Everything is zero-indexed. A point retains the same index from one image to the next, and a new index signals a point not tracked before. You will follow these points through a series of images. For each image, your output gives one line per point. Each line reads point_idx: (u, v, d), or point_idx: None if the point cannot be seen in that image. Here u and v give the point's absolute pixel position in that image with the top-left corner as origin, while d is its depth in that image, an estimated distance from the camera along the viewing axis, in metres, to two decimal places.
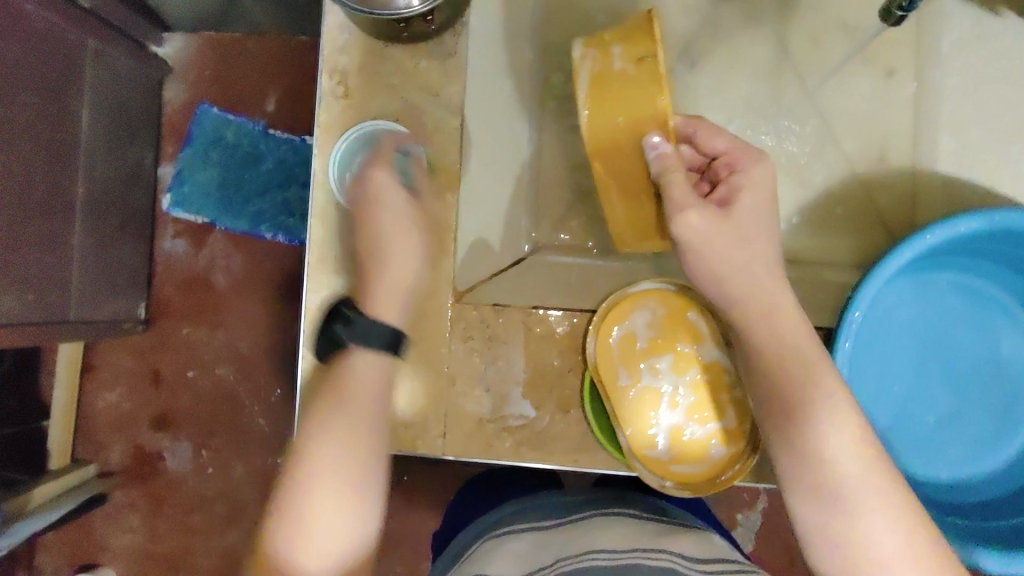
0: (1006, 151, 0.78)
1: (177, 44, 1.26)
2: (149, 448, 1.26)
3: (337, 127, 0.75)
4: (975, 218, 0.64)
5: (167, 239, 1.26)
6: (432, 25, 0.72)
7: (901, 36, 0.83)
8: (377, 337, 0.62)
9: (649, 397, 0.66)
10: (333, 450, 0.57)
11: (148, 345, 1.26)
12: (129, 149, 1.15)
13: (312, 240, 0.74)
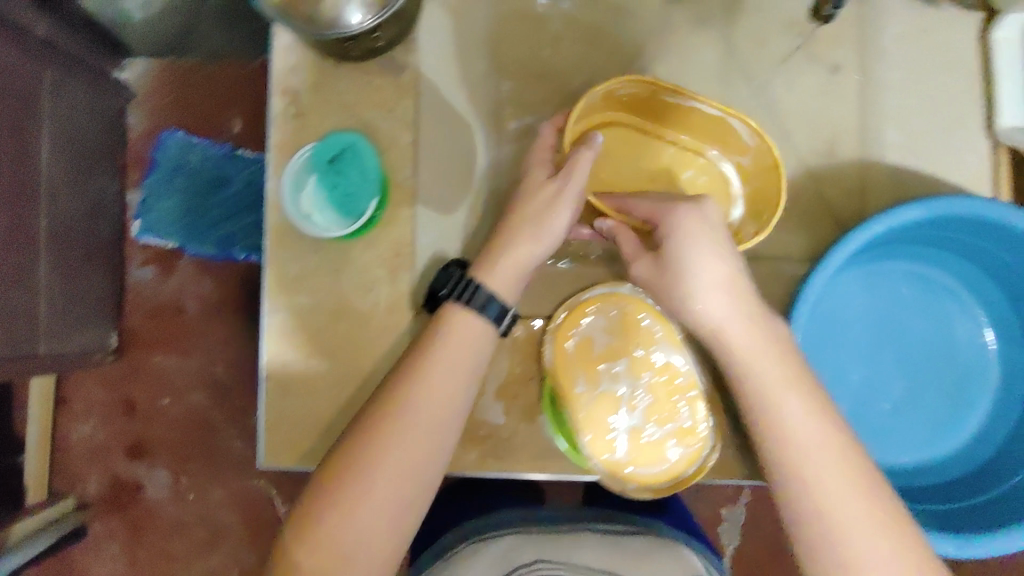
0: (948, 140, 0.79)
1: (139, 69, 1.25)
2: (126, 478, 1.24)
3: (291, 147, 0.75)
4: (912, 208, 0.65)
5: (136, 267, 1.25)
6: (379, 41, 0.72)
7: (842, 32, 0.84)
8: (482, 302, 0.62)
9: (605, 401, 0.67)
10: (380, 488, 0.56)
11: (121, 374, 1.25)
12: (93, 181, 1.14)
13: (270, 261, 0.74)
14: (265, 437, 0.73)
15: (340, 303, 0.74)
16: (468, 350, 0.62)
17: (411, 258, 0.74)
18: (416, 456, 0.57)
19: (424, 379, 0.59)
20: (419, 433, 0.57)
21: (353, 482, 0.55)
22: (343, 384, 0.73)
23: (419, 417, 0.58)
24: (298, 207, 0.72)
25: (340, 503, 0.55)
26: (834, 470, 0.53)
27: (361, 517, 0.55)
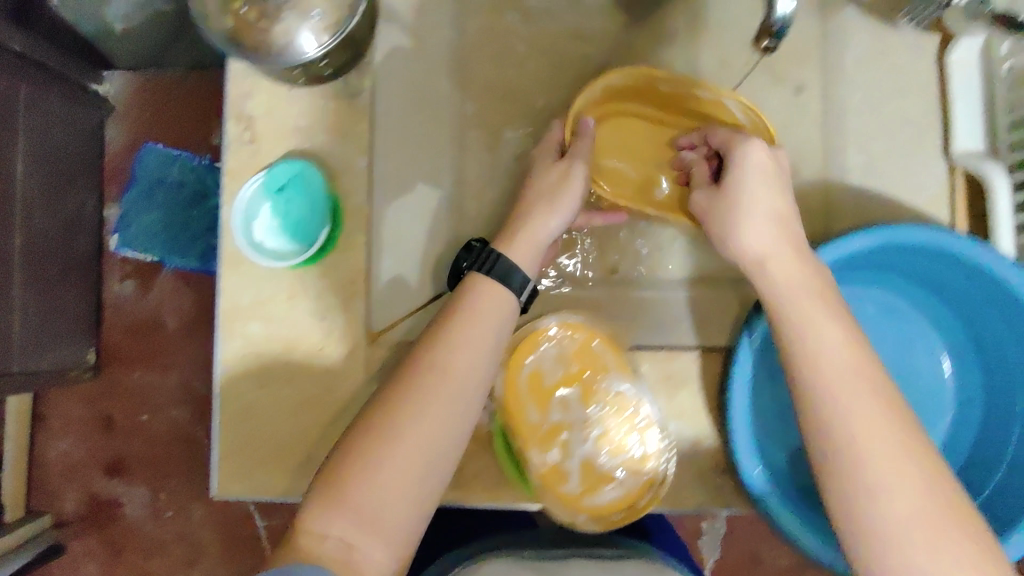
0: (909, 162, 0.77)
1: (117, 83, 1.25)
2: (105, 495, 1.23)
3: (246, 173, 0.74)
4: (861, 237, 0.63)
5: (116, 282, 1.25)
6: (327, 67, 0.73)
7: (801, 50, 0.82)
8: (507, 270, 0.63)
9: (558, 431, 0.67)
10: (406, 451, 0.53)
11: (100, 391, 1.25)
12: (69, 197, 1.14)
13: (224, 288, 0.73)
14: (224, 464, 0.72)
15: (294, 330, 0.73)
16: (495, 320, 0.60)
17: (364, 284, 0.74)
18: (440, 421, 0.55)
19: (450, 345, 0.58)
20: (449, 391, 0.56)
21: (392, 424, 0.54)
22: (301, 411, 0.73)
23: (446, 383, 0.56)
24: (250, 236, 0.72)
25: (365, 464, 0.52)
26: (866, 403, 0.52)
27: (384, 481, 0.52)
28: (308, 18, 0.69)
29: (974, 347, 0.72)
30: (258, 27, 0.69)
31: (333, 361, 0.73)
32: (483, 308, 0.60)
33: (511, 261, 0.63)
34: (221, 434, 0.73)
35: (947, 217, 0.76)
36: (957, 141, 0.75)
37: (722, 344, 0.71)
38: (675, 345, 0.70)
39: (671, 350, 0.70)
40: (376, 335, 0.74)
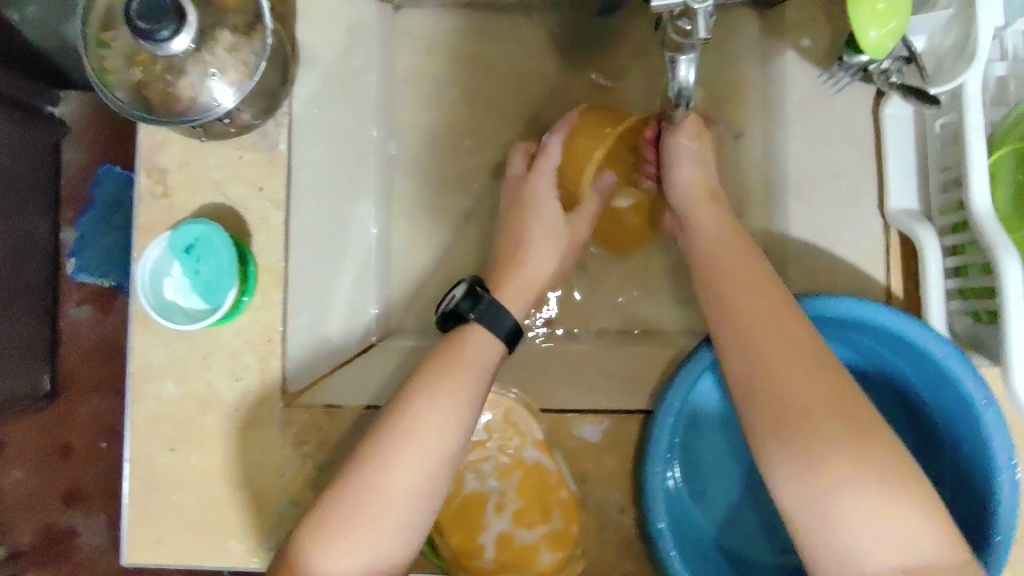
0: (846, 216, 0.72)
1: (74, 106, 1.21)
2: (61, 525, 1.20)
3: (160, 227, 0.71)
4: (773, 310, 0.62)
5: (72, 306, 1.21)
6: (229, 125, 0.70)
7: (741, 95, 0.82)
8: (499, 317, 0.61)
9: (473, 504, 0.67)
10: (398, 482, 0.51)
11: (54, 420, 1.21)
12: (21, 220, 1.09)
13: (134, 347, 0.70)
14: (140, 527, 0.69)
15: (209, 392, 0.70)
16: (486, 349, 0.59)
17: (281, 342, 0.70)
18: (430, 451, 0.53)
19: (437, 376, 0.56)
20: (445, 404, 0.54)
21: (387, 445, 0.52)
22: (218, 473, 0.69)
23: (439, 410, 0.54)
24: (159, 295, 0.69)
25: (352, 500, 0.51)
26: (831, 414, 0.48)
27: (375, 521, 0.50)
28: (211, 73, 0.65)
29: (901, 414, 0.69)
30: (160, 79, 0.65)
31: (250, 421, 0.70)
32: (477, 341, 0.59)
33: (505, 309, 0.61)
34: (135, 497, 0.69)
35: (885, 279, 0.70)
36: (891, 198, 0.69)
37: (642, 408, 0.66)
38: (607, 409, 0.66)
39: (597, 414, 0.66)
40: (290, 399, 0.70)
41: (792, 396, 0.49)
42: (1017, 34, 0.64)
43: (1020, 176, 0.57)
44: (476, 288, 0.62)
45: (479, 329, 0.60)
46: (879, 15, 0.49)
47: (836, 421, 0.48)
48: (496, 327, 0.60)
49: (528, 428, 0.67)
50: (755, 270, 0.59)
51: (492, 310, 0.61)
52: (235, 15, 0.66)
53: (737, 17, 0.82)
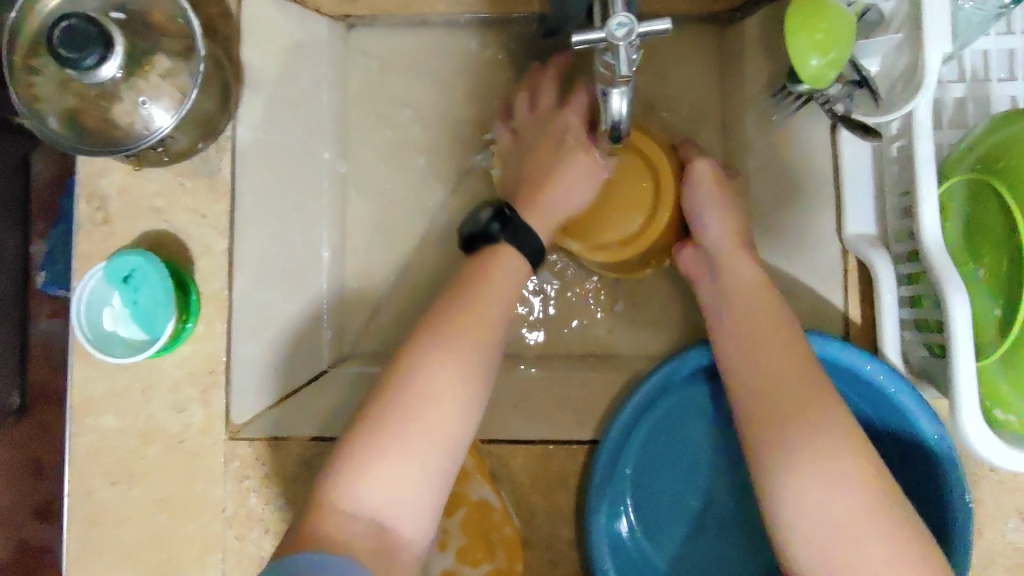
0: (804, 238, 0.69)
1: None
2: (35, 540, 1.10)
3: (100, 255, 0.69)
4: None
5: (44, 320, 1.07)
6: (165, 154, 0.68)
7: (702, 113, 0.80)
8: (523, 233, 0.60)
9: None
10: (430, 434, 0.49)
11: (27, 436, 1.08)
12: None
13: (75, 380, 0.68)
14: (79, 566, 0.66)
15: (150, 424, 0.68)
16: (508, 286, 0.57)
17: (224, 372, 0.68)
18: (466, 391, 0.51)
19: (468, 313, 0.54)
20: (472, 329, 0.53)
21: (419, 372, 0.50)
22: (160, 507, 0.67)
23: (464, 336, 0.52)
24: (98, 327, 0.67)
25: (381, 451, 0.48)
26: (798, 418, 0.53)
27: (411, 448, 0.48)
28: (142, 100, 0.63)
29: None
30: (93, 106, 0.63)
31: (191, 453, 0.67)
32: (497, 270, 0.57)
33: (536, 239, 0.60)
34: (75, 534, 0.67)
35: (842, 306, 0.67)
36: (848, 222, 0.66)
37: (587, 438, 0.65)
38: (555, 439, 0.65)
39: (546, 446, 0.65)
40: (234, 431, 0.68)
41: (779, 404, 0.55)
42: (975, 54, 0.62)
43: (969, 208, 0.55)
44: (505, 211, 0.60)
45: (507, 245, 0.59)
46: (817, 45, 0.52)
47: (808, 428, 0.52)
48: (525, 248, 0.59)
49: (472, 466, 0.65)
50: (746, 314, 0.61)
51: (524, 236, 0.59)
52: (172, 38, 0.64)
53: (697, 32, 0.79)
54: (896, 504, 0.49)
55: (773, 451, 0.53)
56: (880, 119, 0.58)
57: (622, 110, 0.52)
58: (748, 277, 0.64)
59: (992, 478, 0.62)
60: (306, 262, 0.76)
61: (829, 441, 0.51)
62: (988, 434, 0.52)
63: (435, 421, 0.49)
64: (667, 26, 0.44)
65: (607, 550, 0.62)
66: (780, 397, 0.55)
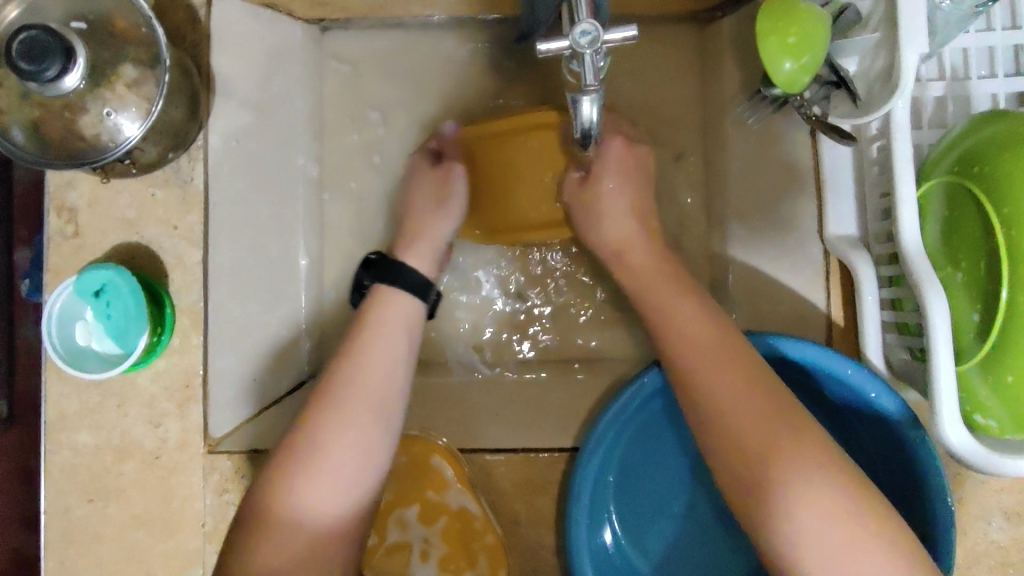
0: (784, 239, 0.68)
1: None
2: None
3: (71, 269, 0.68)
4: None
5: None
6: (132, 167, 0.67)
7: (681, 113, 0.79)
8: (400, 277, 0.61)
9: (397, 553, 0.65)
10: (319, 495, 0.50)
11: None
12: None
13: (48, 396, 0.67)
14: None
15: (126, 440, 0.67)
16: (402, 333, 0.58)
17: (200, 385, 0.67)
18: (361, 429, 0.52)
19: (366, 355, 0.56)
20: (369, 372, 0.55)
21: (317, 414, 0.52)
22: (138, 523, 0.66)
23: (362, 378, 0.55)
24: (71, 342, 0.65)
25: (276, 488, 0.50)
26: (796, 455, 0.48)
27: (308, 484, 0.50)
28: (108, 111, 0.62)
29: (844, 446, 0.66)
30: (58, 118, 0.61)
31: (168, 468, 0.66)
32: (383, 319, 0.58)
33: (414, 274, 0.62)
34: (52, 553, 0.66)
35: (824, 308, 0.66)
36: (830, 223, 0.65)
37: (568, 445, 0.65)
38: (539, 447, 0.65)
39: (528, 454, 0.64)
40: (211, 444, 0.67)
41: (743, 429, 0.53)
42: (954, 52, 0.61)
43: (946, 212, 0.55)
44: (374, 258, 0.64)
45: (384, 291, 0.61)
46: (789, 49, 0.51)
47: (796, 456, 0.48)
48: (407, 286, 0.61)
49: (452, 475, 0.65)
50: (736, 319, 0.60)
51: (401, 272, 0.62)
52: (136, 46, 0.63)
53: (675, 30, 0.78)
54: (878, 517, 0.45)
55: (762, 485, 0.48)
56: (859, 120, 0.57)
57: (592, 116, 0.51)
58: None
59: (976, 478, 0.62)
60: (282, 271, 0.75)
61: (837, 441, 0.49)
62: (970, 438, 0.51)
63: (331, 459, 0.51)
64: (635, 31, 0.43)
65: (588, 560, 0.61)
66: None
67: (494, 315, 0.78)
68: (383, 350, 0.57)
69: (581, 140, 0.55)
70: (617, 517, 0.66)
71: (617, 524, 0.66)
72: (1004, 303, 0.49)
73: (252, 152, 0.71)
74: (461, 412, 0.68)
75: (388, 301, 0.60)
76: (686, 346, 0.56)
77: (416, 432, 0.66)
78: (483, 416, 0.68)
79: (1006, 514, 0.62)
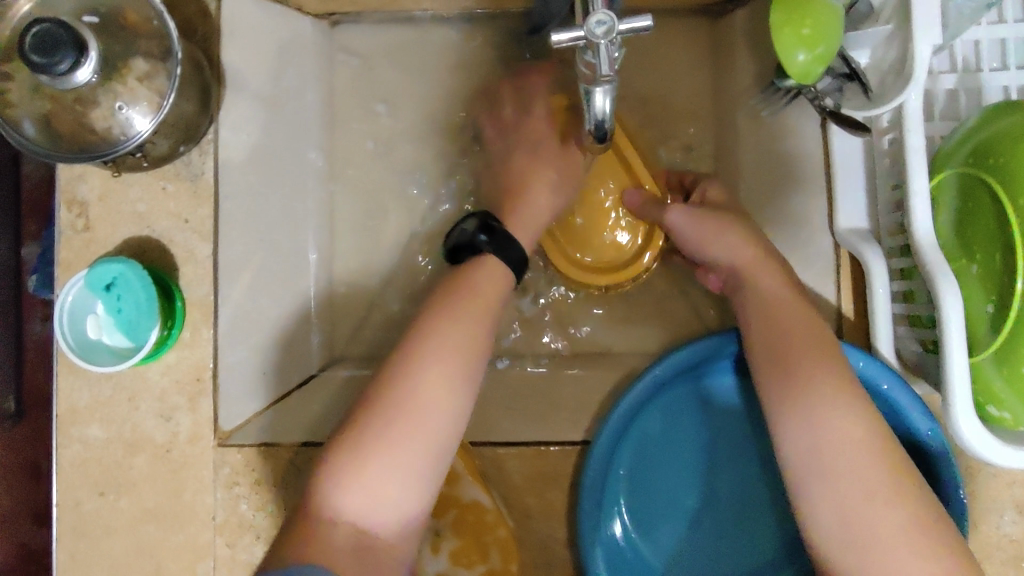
0: (795, 233, 0.68)
1: None
2: None
3: (82, 263, 0.68)
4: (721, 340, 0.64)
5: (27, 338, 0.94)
6: (144, 161, 0.67)
7: (691, 107, 0.79)
8: (509, 249, 0.60)
9: None
10: (398, 470, 0.48)
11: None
12: None
13: (59, 389, 0.67)
14: None
15: (137, 434, 0.67)
16: (487, 310, 0.55)
17: (212, 378, 0.67)
18: (446, 406, 0.50)
19: (451, 327, 0.53)
20: (458, 346, 0.52)
21: (407, 387, 0.50)
22: (150, 517, 0.66)
23: (453, 352, 0.52)
24: (82, 336, 0.65)
25: (360, 457, 0.48)
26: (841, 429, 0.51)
27: (390, 458, 0.48)
28: (119, 105, 0.62)
29: None
30: (68, 110, 0.61)
31: (179, 461, 0.67)
32: (468, 292, 0.55)
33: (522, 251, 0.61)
34: (64, 546, 0.66)
35: (835, 301, 0.66)
36: (840, 217, 0.65)
37: (579, 438, 0.65)
38: (550, 441, 0.65)
39: (540, 447, 0.65)
40: (223, 437, 0.67)
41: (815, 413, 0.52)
42: (967, 44, 0.61)
43: (959, 204, 0.55)
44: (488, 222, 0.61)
45: (494, 261, 0.59)
46: (803, 40, 0.51)
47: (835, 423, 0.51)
48: (511, 263, 0.60)
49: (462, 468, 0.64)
50: (763, 303, 0.59)
51: (503, 239, 0.60)
52: (147, 39, 0.63)
53: (684, 24, 0.78)
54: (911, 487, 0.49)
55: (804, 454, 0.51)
56: (871, 112, 0.57)
57: (605, 108, 0.51)
58: (761, 269, 0.61)
59: (987, 471, 0.62)
60: (293, 265, 0.75)
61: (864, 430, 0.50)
62: (983, 431, 0.51)
63: (415, 435, 0.49)
64: (649, 21, 0.43)
65: (600, 554, 0.62)
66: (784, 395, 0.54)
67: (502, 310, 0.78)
68: (470, 326, 0.54)
69: (595, 132, 0.55)
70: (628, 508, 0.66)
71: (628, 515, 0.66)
72: (1018, 293, 0.49)
73: (263, 146, 0.71)
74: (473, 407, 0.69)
75: (494, 273, 0.58)
76: (788, 345, 0.56)
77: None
78: (493, 410, 0.68)
79: (1018, 506, 0.62)
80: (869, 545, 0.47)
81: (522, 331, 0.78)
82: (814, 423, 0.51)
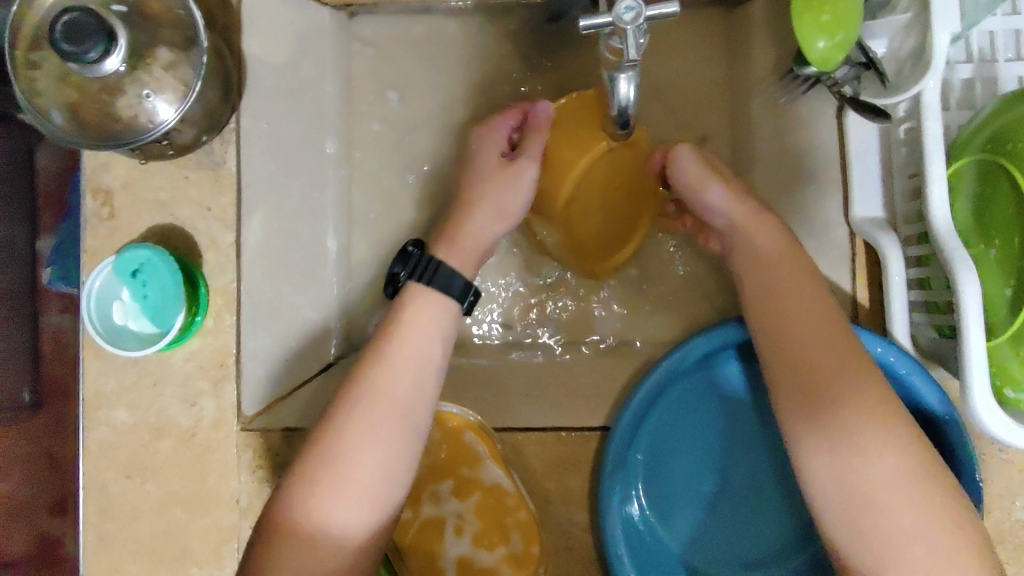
0: (811, 221, 0.68)
1: None
2: None
3: (106, 250, 0.69)
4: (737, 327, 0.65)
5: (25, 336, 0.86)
6: (168, 149, 0.68)
7: (705, 97, 0.79)
8: (445, 280, 0.59)
9: (430, 528, 0.66)
10: (349, 493, 0.51)
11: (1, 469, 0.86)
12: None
13: (86, 374, 0.68)
14: (98, 558, 0.67)
15: (161, 419, 0.68)
16: (435, 334, 0.57)
17: (235, 364, 0.68)
18: (389, 431, 0.53)
19: (398, 354, 0.56)
20: (403, 372, 0.55)
21: (347, 416, 0.53)
22: (174, 500, 0.67)
23: (395, 379, 0.55)
24: (109, 322, 0.66)
25: (313, 482, 0.51)
26: (871, 427, 0.51)
27: (339, 482, 0.51)
28: (146, 93, 0.63)
29: None
30: (94, 100, 0.62)
31: (203, 445, 0.68)
32: (418, 315, 0.57)
33: (453, 269, 0.59)
34: (90, 527, 0.67)
35: (850, 288, 0.66)
36: (856, 206, 0.66)
37: (598, 424, 0.66)
38: (568, 426, 0.66)
39: (559, 433, 0.66)
40: (245, 422, 0.68)
41: (844, 400, 0.52)
42: (981, 34, 0.61)
43: (978, 189, 0.55)
44: (412, 253, 0.61)
45: (430, 294, 0.58)
46: (824, 27, 0.52)
47: (865, 420, 0.51)
48: (452, 293, 0.58)
49: (484, 450, 0.66)
50: (788, 285, 0.59)
51: (435, 272, 0.59)
52: (171, 28, 0.64)
53: (697, 15, 0.79)
54: (933, 480, 0.49)
55: (828, 460, 0.52)
56: (889, 100, 0.58)
57: (629, 95, 0.52)
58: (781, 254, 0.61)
59: (1001, 456, 0.63)
60: (313, 255, 0.76)
61: (888, 419, 0.51)
62: (1000, 413, 0.52)
63: (360, 459, 0.52)
64: (676, 7, 0.44)
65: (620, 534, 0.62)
66: (803, 379, 0.55)
67: (518, 297, 0.79)
68: (416, 352, 0.56)
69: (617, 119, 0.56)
70: (646, 492, 0.67)
71: (646, 499, 0.67)
72: None
73: (283, 135, 0.72)
74: (493, 398, 0.69)
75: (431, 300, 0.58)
76: (800, 334, 0.57)
77: (450, 410, 0.68)
78: (512, 399, 0.69)
79: None
80: (883, 545, 0.48)
81: (536, 320, 0.78)
82: (839, 413, 0.52)
